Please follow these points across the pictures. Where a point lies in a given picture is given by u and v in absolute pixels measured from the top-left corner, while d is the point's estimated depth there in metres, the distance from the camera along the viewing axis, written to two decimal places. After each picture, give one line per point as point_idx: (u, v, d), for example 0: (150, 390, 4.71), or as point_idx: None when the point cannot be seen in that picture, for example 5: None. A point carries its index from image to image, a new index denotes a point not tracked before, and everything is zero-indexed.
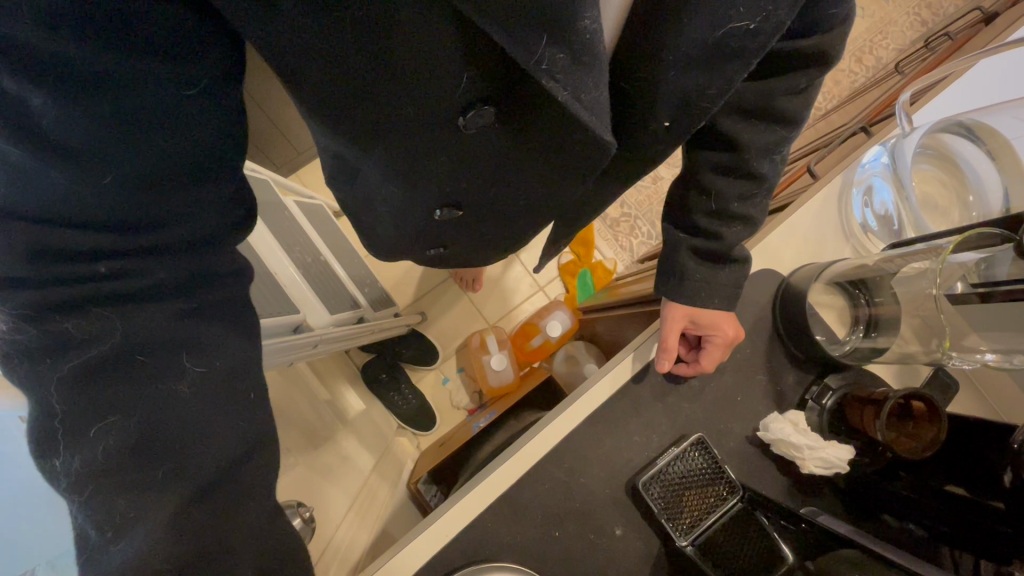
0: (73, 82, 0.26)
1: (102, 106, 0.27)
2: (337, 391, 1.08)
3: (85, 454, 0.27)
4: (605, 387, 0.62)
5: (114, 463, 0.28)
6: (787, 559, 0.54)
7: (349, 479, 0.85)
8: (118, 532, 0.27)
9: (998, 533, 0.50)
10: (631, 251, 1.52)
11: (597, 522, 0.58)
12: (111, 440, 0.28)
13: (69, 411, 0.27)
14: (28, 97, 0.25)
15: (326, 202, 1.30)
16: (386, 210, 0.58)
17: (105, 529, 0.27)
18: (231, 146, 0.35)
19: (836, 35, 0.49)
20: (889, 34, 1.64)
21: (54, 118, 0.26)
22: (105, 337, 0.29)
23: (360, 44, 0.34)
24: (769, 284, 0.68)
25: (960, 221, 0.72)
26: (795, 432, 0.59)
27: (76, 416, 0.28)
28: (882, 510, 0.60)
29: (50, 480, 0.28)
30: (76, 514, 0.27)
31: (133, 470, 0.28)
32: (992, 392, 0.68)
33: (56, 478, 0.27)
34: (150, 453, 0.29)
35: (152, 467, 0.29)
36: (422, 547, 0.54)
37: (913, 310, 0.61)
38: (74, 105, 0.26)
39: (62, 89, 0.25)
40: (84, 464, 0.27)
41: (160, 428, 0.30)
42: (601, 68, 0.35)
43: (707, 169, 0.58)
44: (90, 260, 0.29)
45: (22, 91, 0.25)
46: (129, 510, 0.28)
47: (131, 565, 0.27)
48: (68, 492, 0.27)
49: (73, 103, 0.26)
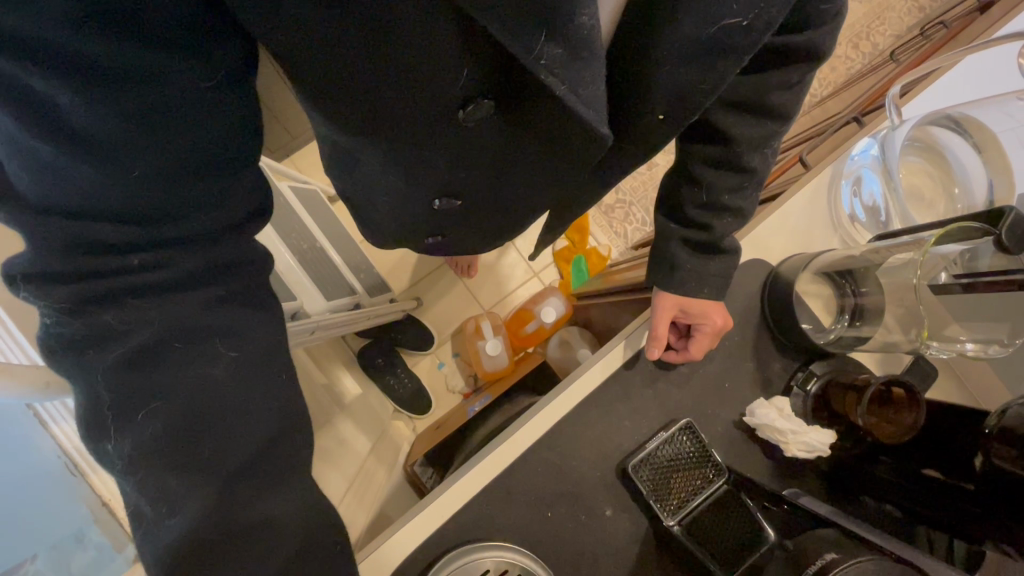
0: (98, 79, 0.27)
1: (125, 101, 0.29)
2: (334, 375, 1.10)
3: (134, 436, 0.32)
4: (596, 373, 0.64)
5: (161, 444, 0.33)
6: (768, 538, 0.56)
7: (348, 462, 0.87)
8: (170, 509, 0.32)
9: (969, 513, 0.52)
10: (625, 237, 1.53)
11: (588, 503, 0.60)
12: (156, 424, 0.33)
13: (115, 398, 0.32)
14: (56, 97, 0.27)
15: (321, 187, 1.30)
16: (382, 200, 0.59)
17: (158, 507, 0.32)
18: (241, 140, 0.36)
19: (828, 30, 0.50)
20: (886, 20, 1.64)
21: (82, 116, 0.28)
22: (142, 327, 0.33)
23: (360, 39, 0.34)
24: (759, 274, 0.69)
25: (946, 213, 0.73)
26: (780, 417, 0.61)
27: (123, 402, 0.32)
28: (861, 491, 0.62)
29: (105, 461, 0.33)
30: (132, 494, 0.32)
31: (177, 452, 0.33)
32: (970, 379, 0.71)
33: (111, 460, 0.32)
34: (189, 436, 0.33)
35: (195, 450, 0.33)
36: (418, 526, 0.56)
37: (896, 301, 0.63)
38: (98, 101, 0.28)
39: (89, 87, 0.27)
40: (135, 447, 0.32)
41: (198, 410, 0.34)
42: (599, 64, 0.36)
43: (698, 162, 0.59)
44: (125, 253, 0.32)
45: (53, 92, 0.27)
46: (181, 490, 0.33)
47: (182, 537, 0.32)
48: (124, 471, 0.32)
49: (97, 99, 0.28)
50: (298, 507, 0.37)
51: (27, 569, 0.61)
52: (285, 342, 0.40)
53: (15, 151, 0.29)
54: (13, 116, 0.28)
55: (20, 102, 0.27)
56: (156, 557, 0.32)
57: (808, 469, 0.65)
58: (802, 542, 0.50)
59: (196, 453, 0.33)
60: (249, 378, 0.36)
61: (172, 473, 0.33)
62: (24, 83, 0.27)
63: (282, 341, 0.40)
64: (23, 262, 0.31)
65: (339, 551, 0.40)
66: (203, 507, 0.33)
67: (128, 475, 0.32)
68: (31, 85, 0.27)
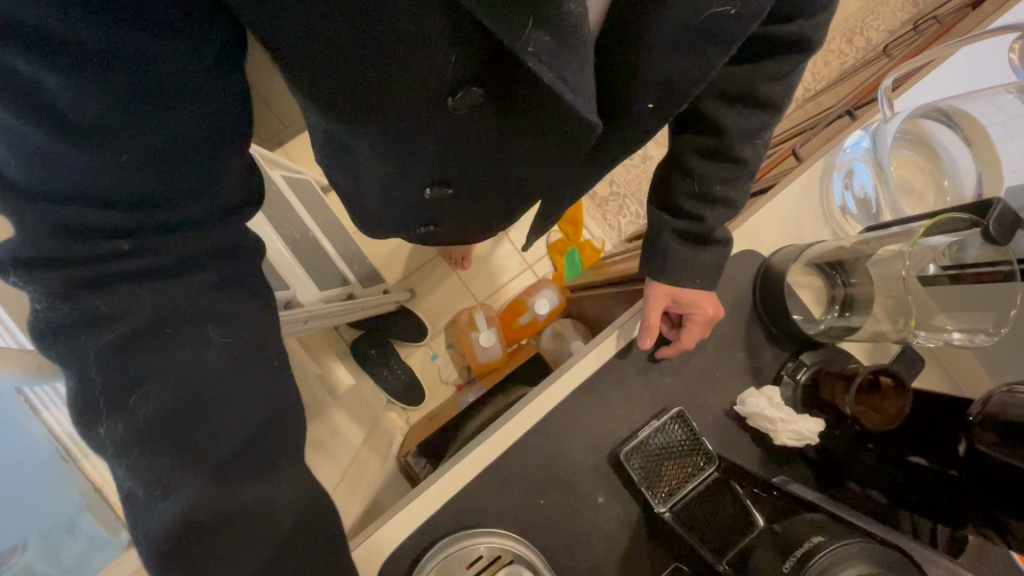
0: (83, 62, 0.27)
1: (111, 84, 0.28)
2: (326, 366, 1.10)
3: (127, 420, 0.32)
4: (590, 361, 0.64)
5: (153, 429, 0.32)
6: (758, 523, 0.55)
7: (342, 452, 0.88)
8: (165, 491, 0.32)
9: (955, 499, 0.53)
10: (619, 231, 1.53)
11: (580, 490, 0.61)
12: (150, 407, 0.33)
13: (108, 381, 0.32)
14: (43, 79, 0.27)
15: (314, 177, 1.28)
16: (375, 188, 0.59)
17: (153, 489, 0.32)
18: (230, 121, 0.35)
19: (819, 21, 0.50)
20: (880, 15, 1.64)
21: (68, 98, 0.28)
22: (134, 312, 0.33)
23: (346, 23, 0.34)
24: (751, 265, 0.70)
25: (935, 205, 0.74)
26: (770, 406, 0.62)
27: (115, 387, 0.32)
28: (848, 478, 0.64)
29: (98, 446, 0.32)
30: (125, 476, 0.32)
31: (165, 436, 0.33)
32: (955, 368, 0.72)
33: (102, 444, 0.32)
34: (180, 422, 0.33)
35: (186, 434, 0.33)
36: (411, 514, 0.56)
37: (885, 292, 0.64)
38: (85, 84, 0.28)
39: (75, 70, 0.27)
40: (127, 431, 0.32)
41: (189, 395, 0.33)
42: (586, 50, 0.36)
43: (691, 152, 0.60)
44: (115, 238, 0.32)
45: (39, 73, 0.27)
46: (174, 471, 0.33)
47: (178, 518, 0.32)
48: (117, 454, 0.32)
49: (84, 82, 0.28)
50: (288, 491, 0.37)
51: (15, 560, 0.63)
52: (277, 327, 0.40)
53: (0, 133, 0.28)
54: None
55: (5, 84, 0.27)
56: (150, 541, 0.32)
57: (796, 457, 0.65)
58: (790, 526, 0.50)
59: (190, 438, 0.33)
60: (243, 364, 0.36)
61: (163, 457, 0.32)
62: (8, 63, 0.26)
63: (274, 326, 0.40)
64: (11, 247, 0.30)
65: (329, 534, 0.40)
66: (196, 490, 0.33)
67: (121, 458, 0.32)
68: (15, 66, 0.26)
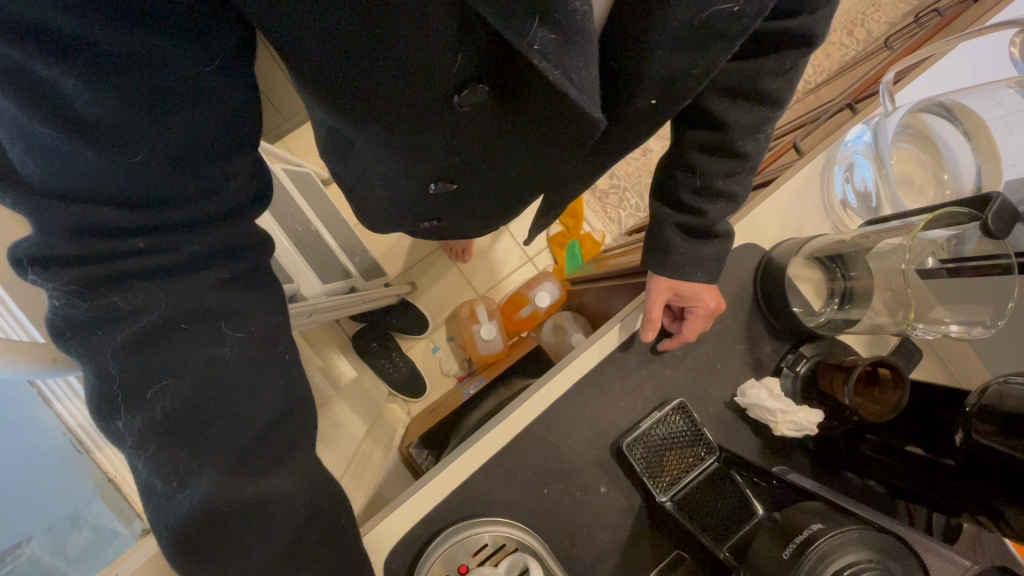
0: (97, 64, 0.27)
1: (125, 86, 0.29)
2: (329, 358, 1.11)
3: (144, 413, 0.33)
4: (593, 354, 0.65)
5: (169, 422, 0.33)
6: (757, 514, 0.58)
7: (347, 444, 0.89)
8: (182, 482, 0.33)
9: (949, 488, 0.54)
10: (619, 223, 1.54)
11: (583, 481, 0.62)
12: (166, 401, 0.33)
13: (125, 376, 0.32)
14: (59, 81, 0.27)
15: (314, 171, 1.28)
16: (380, 184, 0.59)
17: (171, 480, 0.33)
18: (240, 122, 0.36)
19: (820, 16, 0.50)
20: (882, 6, 1.64)
21: (83, 99, 0.28)
22: (149, 309, 0.33)
23: (354, 23, 0.34)
24: (751, 258, 0.71)
25: (934, 198, 0.75)
26: (770, 397, 0.63)
27: (131, 381, 0.32)
28: (845, 468, 0.65)
29: (116, 439, 0.33)
30: (143, 468, 0.33)
31: (181, 430, 0.33)
32: (952, 360, 0.73)
33: (121, 437, 0.33)
34: (195, 416, 0.34)
35: (200, 427, 0.34)
36: (417, 504, 0.57)
37: (884, 284, 0.64)
38: (100, 86, 0.28)
39: (90, 73, 0.27)
40: (144, 424, 0.33)
41: (203, 390, 0.34)
42: (591, 47, 0.36)
43: (693, 148, 0.60)
44: (129, 236, 0.33)
45: (56, 76, 0.27)
46: (190, 462, 0.33)
47: (197, 506, 0.33)
48: (135, 447, 0.33)
49: (99, 84, 0.28)
50: (299, 480, 0.38)
51: (21, 551, 0.62)
52: (286, 322, 0.41)
53: (16, 134, 0.29)
54: (15, 99, 0.27)
55: (23, 86, 0.27)
56: (170, 529, 0.33)
57: (795, 448, 0.67)
58: (789, 514, 0.51)
59: (205, 431, 0.34)
60: (255, 359, 0.37)
61: (180, 449, 0.33)
62: (26, 66, 0.27)
63: (283, 320, 0.41)
64: (28, 245, 0.31)
65: (340, 523, 0.41)
66: (212, 480, 0.33)
67: (139, 450, 0.33)
68: (33, 70, 0.27)
